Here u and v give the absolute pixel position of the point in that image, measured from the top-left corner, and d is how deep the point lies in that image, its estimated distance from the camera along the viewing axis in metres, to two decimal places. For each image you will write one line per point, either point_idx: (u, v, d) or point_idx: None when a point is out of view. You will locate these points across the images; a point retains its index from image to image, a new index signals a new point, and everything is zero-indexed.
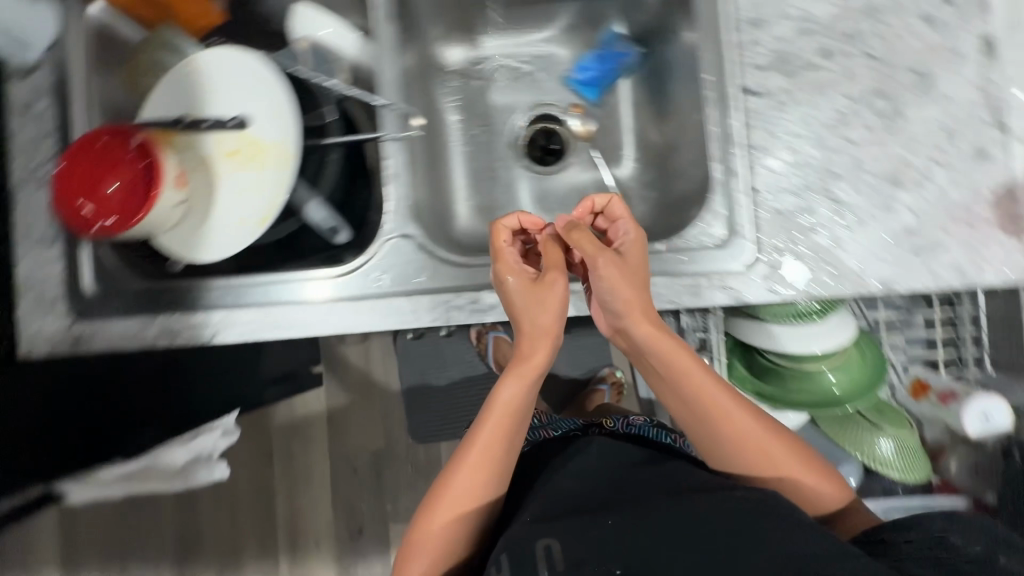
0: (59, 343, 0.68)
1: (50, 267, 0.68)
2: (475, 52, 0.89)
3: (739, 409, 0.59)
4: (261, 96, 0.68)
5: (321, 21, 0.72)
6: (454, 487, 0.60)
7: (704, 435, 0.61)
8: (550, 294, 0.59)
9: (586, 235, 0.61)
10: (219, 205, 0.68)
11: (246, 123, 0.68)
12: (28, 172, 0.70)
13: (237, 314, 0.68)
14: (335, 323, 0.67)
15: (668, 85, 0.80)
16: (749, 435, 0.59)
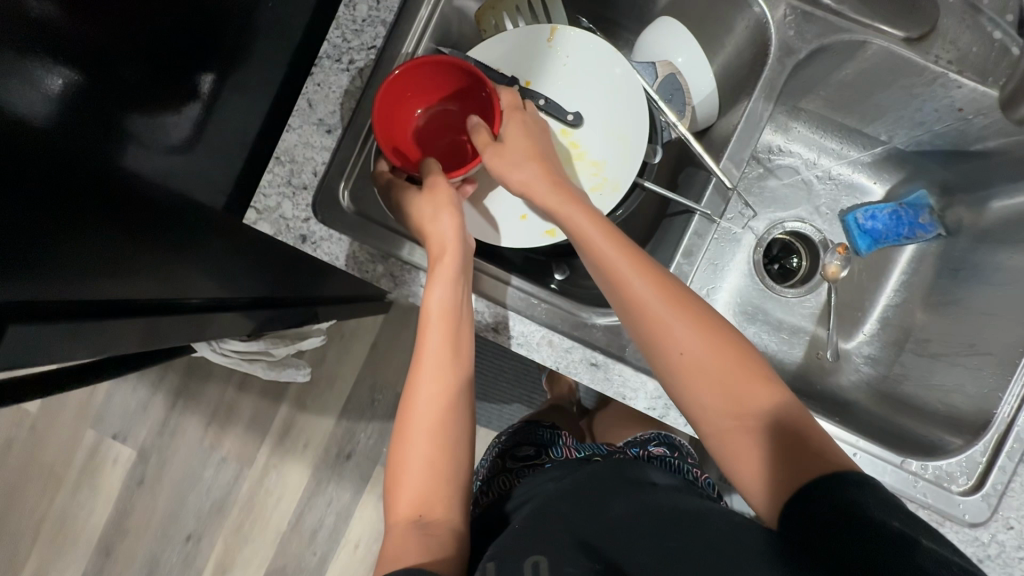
0: (288, 231, 0.65)
1: (314, 157, 0.65)
2: (778, 144, 0.82)
3: (702, 350, 0.53)
4: (619, 109, 0.62)
5: (678, 48, 0.68)
6: (413, 417, 0.58)
7: (690, 382, 0.53)
8: (446, 201, 0.59)
9: (526, 130, 0.59)
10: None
11: (590, 126, 0.62)
12: (339, 52, 0.64)
13: (477, 305, 0.64)
14: (555, 358, 0.63)
15: (964, 290, 0.74)
16: (726, 383, 0.53)
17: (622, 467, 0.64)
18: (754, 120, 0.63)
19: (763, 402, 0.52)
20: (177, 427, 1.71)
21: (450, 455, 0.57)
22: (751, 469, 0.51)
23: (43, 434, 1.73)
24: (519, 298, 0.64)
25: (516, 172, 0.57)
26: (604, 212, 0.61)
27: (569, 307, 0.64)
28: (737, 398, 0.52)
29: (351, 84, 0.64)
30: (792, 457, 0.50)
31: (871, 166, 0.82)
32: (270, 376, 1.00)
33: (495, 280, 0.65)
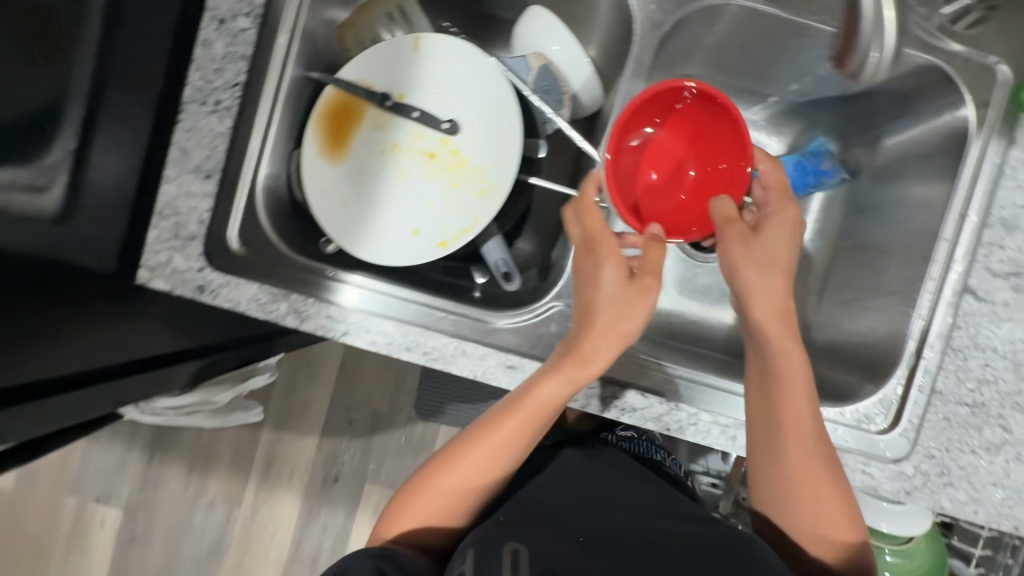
0: (184, 284, 0.64)
1: (197, 205, 0.63)
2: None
3: (800, 451, 0.57)
4: (492, 110, 0.62)
5: (552, 38, 0.67)
6: (460, 468, 0.59)
7: (802, 466, 0.58)
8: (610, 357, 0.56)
9: (778, 234, 0.59)
10: (402, 205, 0.63)
11: (466, 131, 0.62)
12: (203, 94, 0.63)
13: (385, 327, 0.64)
14: (471, 367, 0.63)
15: (872, 231, 0.74)
16: (817, 481, 0.58)
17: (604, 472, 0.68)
18: (630, 101, 0.63)
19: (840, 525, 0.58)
20: (160, 478, 1.68)
21: (468, 498, 0.60)
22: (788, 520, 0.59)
23: (25, 509, 1.69)
24: (424, 313, 0.64)
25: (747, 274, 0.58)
26: (492, 215, 0.61)
27: (476, 314, 0.64)
28: (815, 489, 0.57)
29: (222, 124, 0.63)
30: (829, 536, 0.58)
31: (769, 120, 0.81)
32: (215, 423, 0.99)
33: (399, 300, 0.65)
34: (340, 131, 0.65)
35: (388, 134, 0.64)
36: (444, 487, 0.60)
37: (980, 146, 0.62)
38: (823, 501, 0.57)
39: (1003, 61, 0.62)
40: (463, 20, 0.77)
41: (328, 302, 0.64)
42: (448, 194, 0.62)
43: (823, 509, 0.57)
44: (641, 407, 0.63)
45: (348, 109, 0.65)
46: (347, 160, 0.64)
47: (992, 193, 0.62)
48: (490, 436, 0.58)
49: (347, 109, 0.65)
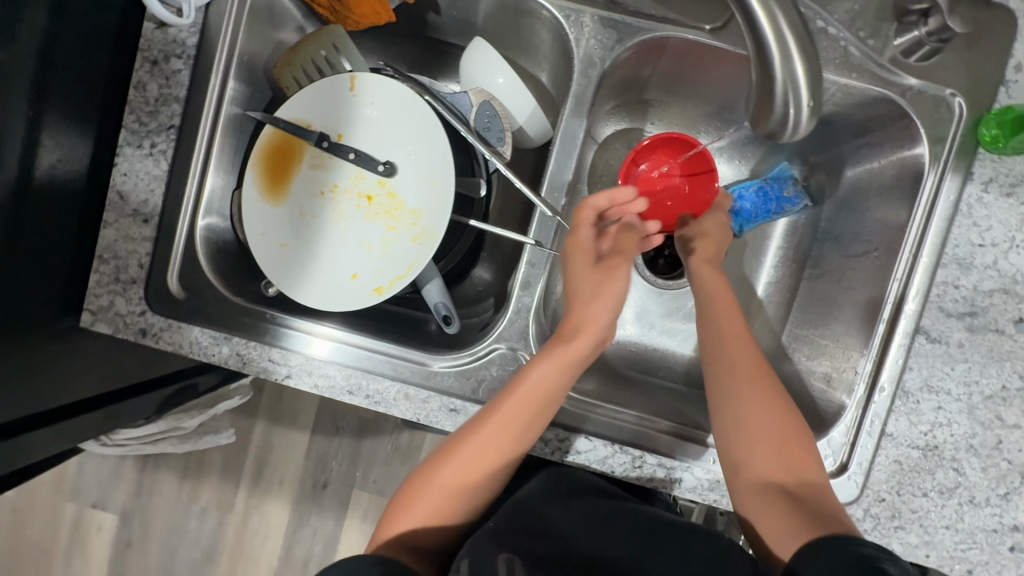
0: (126, 327, 0.64)
1: (136, 249, 0.63)
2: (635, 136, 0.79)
3: (768, 418, 0.58)
4: (428, 154, 0.61)
5: (494, 72, 0.65)
6: (451, 470, 0.57)
7: (773, 427, 0.58)
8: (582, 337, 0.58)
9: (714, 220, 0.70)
10: (339, 248, 0.62)
11: (403, 175, 0.61)
12: (138, 137, 0.62)
13: (326, 370, 0.63)
14: (412, 411, 0.63)
15: (838, 262, 0.71)
16: (792, 448, 0.57)
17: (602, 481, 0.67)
18: (569, 140, 0.61)
19: (817, 493, 0.55)
20: (153, 487, 1.68)
21: (460, 503, 0.58)
22: (782, 491, 0.55)
23: (22, 515, 1.69)
24: (364, 355, 0.64)
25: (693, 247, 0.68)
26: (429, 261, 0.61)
27: (415, 355, 0.64)
28: (779, 456, 0.57)
29: (160, 168, 0.62)
30: (815, 499, 0.55)
31: (729, 146, 0.79)
32: (188, 448, 1.00)
33: (339, 341, 0.64)
34: (277, 171, 0.63)
35: (326, 174, 0.63)
36: (438, 494, 0.58)
37: (934, 182, 0.60)
38: (795, 473, 0.56)
39: (958, 93, 0.59)
40: (412, 47, 0.76)
41: (271, 343, 0.64)
42: (385, 238, 0.61)
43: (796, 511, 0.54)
44: (585, 450, 0.63)
45: (287, 146, 0.63)
46: (284, 201, 0.63)
47: (947, 231, 0.59)
48: (487, 435, 0.57)
49: (286, 145, 0.63)
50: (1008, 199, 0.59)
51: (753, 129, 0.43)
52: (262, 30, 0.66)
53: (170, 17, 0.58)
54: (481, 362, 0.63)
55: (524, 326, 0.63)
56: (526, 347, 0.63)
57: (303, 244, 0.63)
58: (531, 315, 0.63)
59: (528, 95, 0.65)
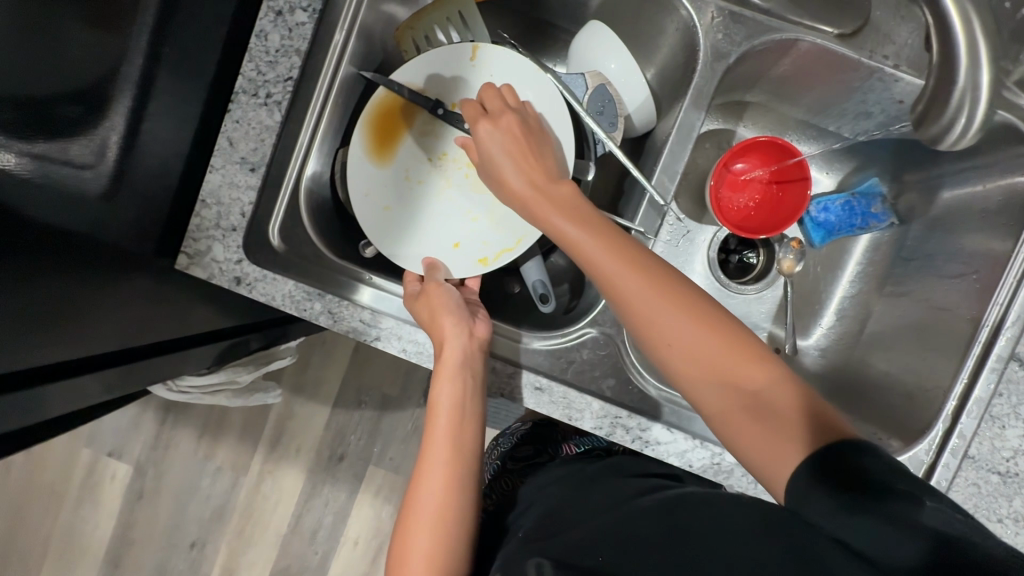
0: (221, 274, 0.64)
1: (240, 197, 0.63)
2: (727, 137, 0.79)
3: (668, 316, 0.52)
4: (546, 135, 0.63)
5: (610, 56, 0.65)
6: (427, 474, 0.58)
7: (686, 349, 0.52)
8: (439, 292, 0.59)
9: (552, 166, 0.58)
10: (447, 216, 0.63)
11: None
12: (255, 85, 0.62)
13: (416, 336, 0.64)
14: (498, 385, 0.63)
15: (922, 281, 0.71)
16: (724, 370, 0.52)
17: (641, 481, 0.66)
18: (686, 132, 0.61)
19: (755, 389, 0.51)
20: (171, 440, 1.68)
21: (452, 498, 0.57)
22: (725, 386, 0.52)
23: (38, 455, 1.70)
24: None
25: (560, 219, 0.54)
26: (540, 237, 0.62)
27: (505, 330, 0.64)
28: (724, 392, 0.52)
29: (273, 118, 0.62)
30: (776, 404, 0.50)
31: (819, 156, 0.79)
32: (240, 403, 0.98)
33: None
34: (386, 133, 0.63)
35: (438, 143, 0.64)
36: (423, 506, 0.57)
37: None
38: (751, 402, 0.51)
39: None
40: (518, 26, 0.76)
41: (363, 305, 0.64)
42: (495, 211, 0.63)
43: (772, 433, 0.49)
44: (666, 442, 0.62)
45: (394, 110, 0.63)
46: (390, 164, 0.63)
47: None
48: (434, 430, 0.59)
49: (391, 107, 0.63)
50: None
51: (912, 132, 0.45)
52: None
53: None
54: (569, 344, 0.63)
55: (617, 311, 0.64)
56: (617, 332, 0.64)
57: (407, 208, 0.63)
58: None
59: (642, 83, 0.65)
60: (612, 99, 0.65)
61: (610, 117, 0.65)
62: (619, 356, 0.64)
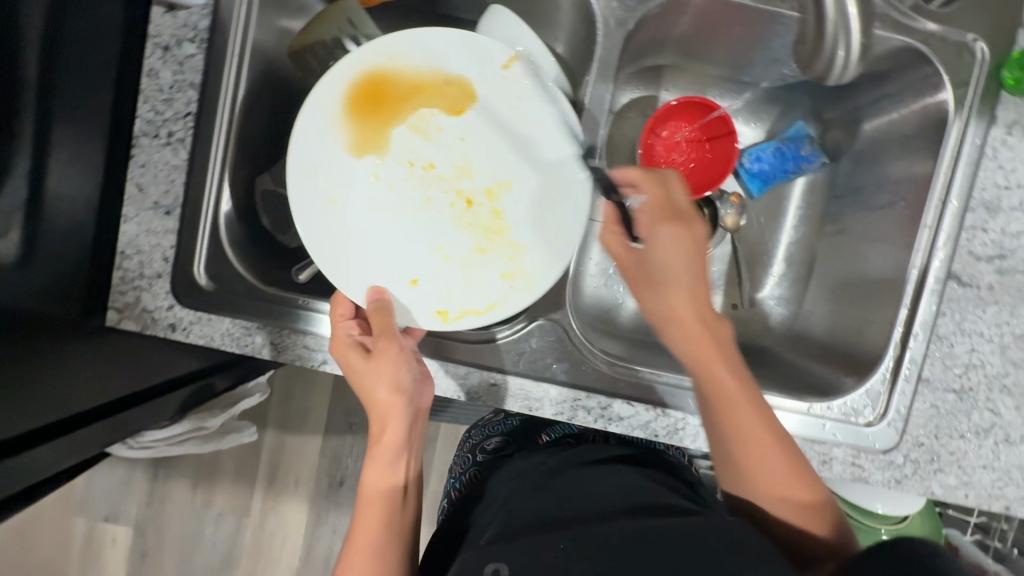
0: (154, 323, 0.63)
1: (160, 242, 0.62)
2: (650, 103, 0.79)
3: (749, 411, 0.56)
4: (573, 211, 0.59)
5: (513, 40, 0.64)
6: (368, 526, 0.56)
7: (727, 437, 0.57)
8: (394, 363, 0.55)
9: (678, 256, 0.59)
10: (415, 249, 0.58)
11: (517, 200, 0.59)
12: (154, 126, 0.60)
13: None
14: (453, 387, 0.62)
15: (856, 215, 0.72)
16: (794, 481, 0.57)
17: (589, 469, 0.67)
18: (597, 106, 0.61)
19: (803, 496, 0.57)
20: (165, 493, 1.65)
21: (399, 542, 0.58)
22: (746, 473, 0.57)
23: (33, 532, 1.65)
24: None
25: (656, 297, 0.60)
26: (510, 304, 0.58)
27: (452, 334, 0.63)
28: (773, 477, 0.57)
29: (178, 157, 0.61)
30: (791, 493, 0.57)
31: (744, 106, 0.79)
32: (210, 449, 0.96)
33: None
34: (370, 117, 0.59)
35: (424, 152, 0.59)
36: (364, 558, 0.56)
37: (960, 127, 0.60)
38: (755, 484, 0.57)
39: (980, 38, 0.60)
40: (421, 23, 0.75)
41: (304, 333, 0.63)
42: (471, 260, 0.59)
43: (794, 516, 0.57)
44: (628, 416, 0.63)
45: (391, 96, 0.60)
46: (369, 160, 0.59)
47: (974, 175, 0.60)
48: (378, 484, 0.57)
49: (385, 85, 0.60)
50: None
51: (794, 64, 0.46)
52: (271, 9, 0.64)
53: None
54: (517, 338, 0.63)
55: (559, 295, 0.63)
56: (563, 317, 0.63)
57: (370, 223, 0.58)
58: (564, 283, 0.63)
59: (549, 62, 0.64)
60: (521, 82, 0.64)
61: None
62: (569, 340, 0.63)
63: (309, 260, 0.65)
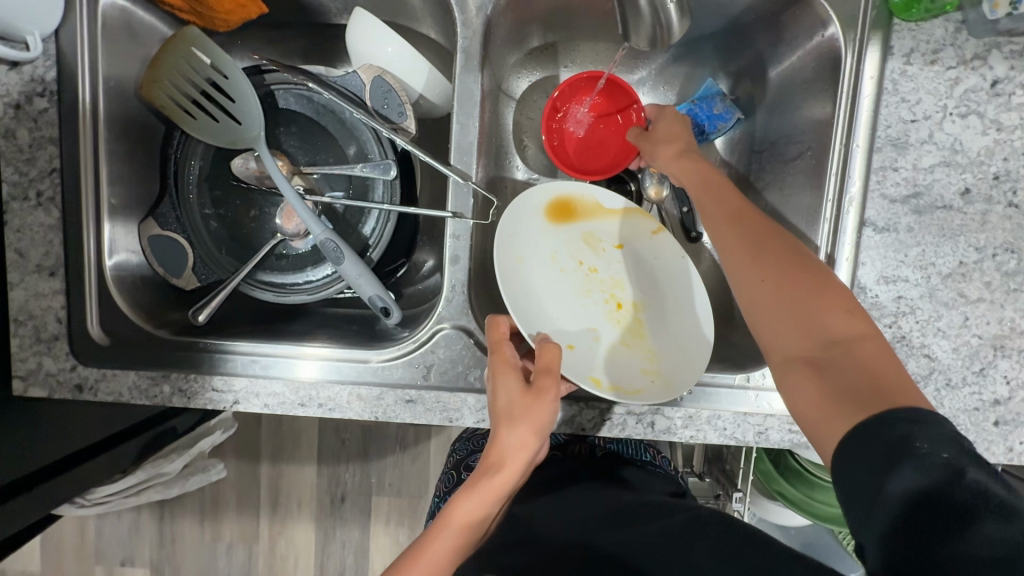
0: (61, 387, 0.61)
1: (50, 305, 0.60)
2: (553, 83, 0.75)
3: (787, 261, 0.47)
4: (697, 317, 0.63)
5: (380, 41, 0.59)
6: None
7: (793, 301, 0.45)
8: (548, 406, 0.50)
9: (674, 119, 0.62)
10: (569, 324, 0.63)
11: (659, 316, 0.64)
12: (22, 188, 0.58)
13: (276, 388, 0.61)
14: (371, 409, 0.61)
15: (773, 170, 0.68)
16: (820, 311, 0.44)
17: (560, 490, 0.63)
18: (468, 98, 0.58)
19: (846, 342, 0.43)
20: (176, 532, 1.33)
21: None
22: (775, 312, 0.46)
23: None
24: (313, 369, 0.61)
25: (651, 149, 0.60)
26: (649, 399, 0.59)
27: (364, 358, 0.61)
28: (783, 307, 0.45)
29: (53, 215, 0.59)
30: (831, 336, 0.43)
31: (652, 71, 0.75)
32: (177, 491, 0.96)
33: (284, 355, 0.61)
34: (564, 218, 0.66)
35: (589, 258, 0.66)
36: None
37: (854, 61, 0.57)
38: (797, 339, 0.44)
39: None
40: (297, 38, 0.73)
41: (218, 376, 0.61)
42: (616, 351, 0.63)
43: (818, 371, 0.42)
44: None
45: (585, 202, 0.66)
46: (559, 259, 0.65)
47: (875, 112, 0.57)
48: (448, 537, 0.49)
49: (576, 208, 0.66)
50: (933, 67, 0.56)
51: None
52: (126, 50, 0.62)
53: (17, 55, 0.54)
54: (428, 351, 0.61)
55: (462, 298, 0.61)
56: (469, 319, 0.61)
57: (536, 290, 0.63)
58: (465, 284, 0.61)
59: (421, 61, 0.60)
60: (393, 86, 0.60)
61: (397, 107, 0.61)
62: (479, 343, 0.61)
63: (207, 299, 0.62)
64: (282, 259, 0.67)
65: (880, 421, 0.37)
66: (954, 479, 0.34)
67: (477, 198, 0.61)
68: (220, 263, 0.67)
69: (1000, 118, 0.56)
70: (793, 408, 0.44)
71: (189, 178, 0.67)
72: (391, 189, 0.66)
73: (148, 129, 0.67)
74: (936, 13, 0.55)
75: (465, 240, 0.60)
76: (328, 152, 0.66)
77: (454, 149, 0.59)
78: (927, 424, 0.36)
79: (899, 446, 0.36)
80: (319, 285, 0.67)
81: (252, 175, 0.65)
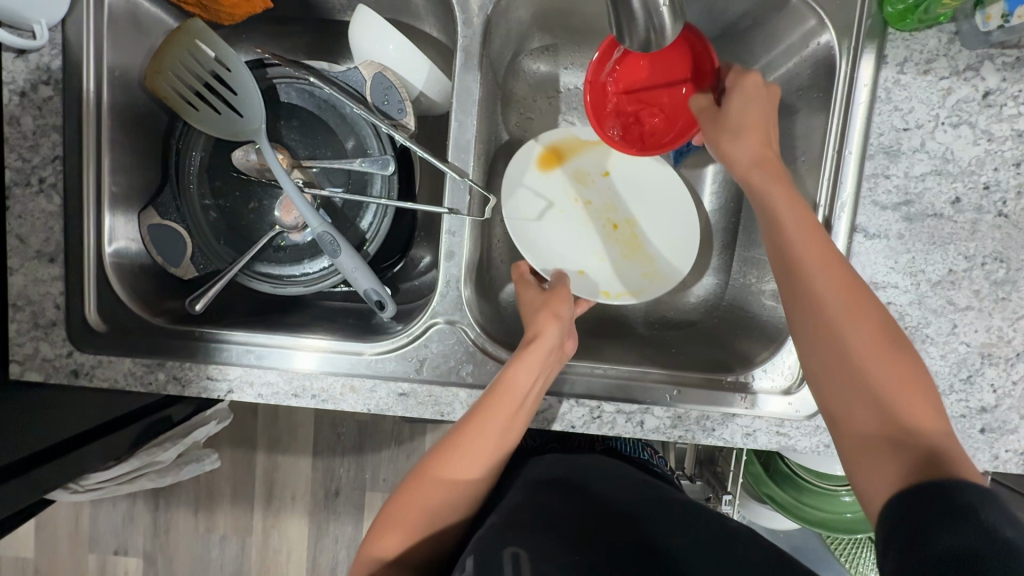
0: (57, 372, 0.62)
1: (49, 290, 0.61)
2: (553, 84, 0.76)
3: (863, 321, 0.47)
4: (682, 223, 0.72)
5: (382, 38, 0.60)
6: (442, 475, 0.53)
7: (871, 372, 0.45)
8: (563, 304, 0.62)
9: (749, 98, 0.59)
10: (579, 251, 0.70)
11: (653, 227, 0.72)
12: (24, 174, 0.59)
13: (271, 378, 0.61)
14: (364, 401, 0.61)
15: None
16: (899, 385, 0.45)
17: (565, 470, 0.60)
18: (466, 96, 0.59)
19: (920, 423, 0.43)
20: (170, 522, 1.33)
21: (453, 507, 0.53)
22: (848, 372, 0.46)
23: None
24: (307, 361, 0.62)
25: (728, 142, 0.58)
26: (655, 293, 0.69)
27: (359, 351, 0.62)
28: (865, 373, 0.45)
29: (55, 202, 0.60)
30: (909, 415, 0.44)
31: None
32: (170, 481, 0.96)
33: (280, 345, 0.62)
34: (556, 165, 0.71)
35: (584, 194, 0.72)
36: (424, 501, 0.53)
37: (849, 69, 0.58)
38: (873, 410, 0.45)
39: None
40: (301, 34, 0.74)
41: (214, 364, 0.62)
42: (622, 263, 0.71)
43: (895, 450, 0.42)
44: (541, 410, 0.61)
45: (571, 146, 0.72)
46: (558, 198, 0.71)
47: (869, 119, 0.57)
48: (469, 445, 0.54)
49: (563, 154, 0.72)
50: (926, 76, 0.57)
51: (627, 39, 0.48)
52: (131, 40, 0.63)
53: (23, 43, 0.55)
54: (421, 345, 0.61)
55: (456, 293, 0.62)
56: (463, 314, 0.62)
57: (543, 230, 0.70)
58: (459, 279, 0.61)
59: (422, 59, 0.61)
60: (393, 83, 0.61)
61: (397, 103, 0.61)
62: (472, 338, 0.62)
63: (204, 289, 0.63)
64: (279, 252, 0.68)
65: (945, 493, 0.37)
66: (1004, 554, 0.32)
67: (474, 195, 0.62)
68: (219, 254, 0.68)
69: (991, 129, 0.57)
70: (854, 473, 0.44)
71: (189, 170, 0.68)
72: (388, 184, 0.67)
73: (151, 120, 0.68)
74: (931, 23, 0.55)
75: (461, 236, 0.61)
76: (328, 147, 0.67)
77: (452, 145, 0.60)
78: (991, 504, 0.35)
79: (958, 516, 0.35)
80: (315, 277, 0.67)
81: (253, 167, 0.66)
